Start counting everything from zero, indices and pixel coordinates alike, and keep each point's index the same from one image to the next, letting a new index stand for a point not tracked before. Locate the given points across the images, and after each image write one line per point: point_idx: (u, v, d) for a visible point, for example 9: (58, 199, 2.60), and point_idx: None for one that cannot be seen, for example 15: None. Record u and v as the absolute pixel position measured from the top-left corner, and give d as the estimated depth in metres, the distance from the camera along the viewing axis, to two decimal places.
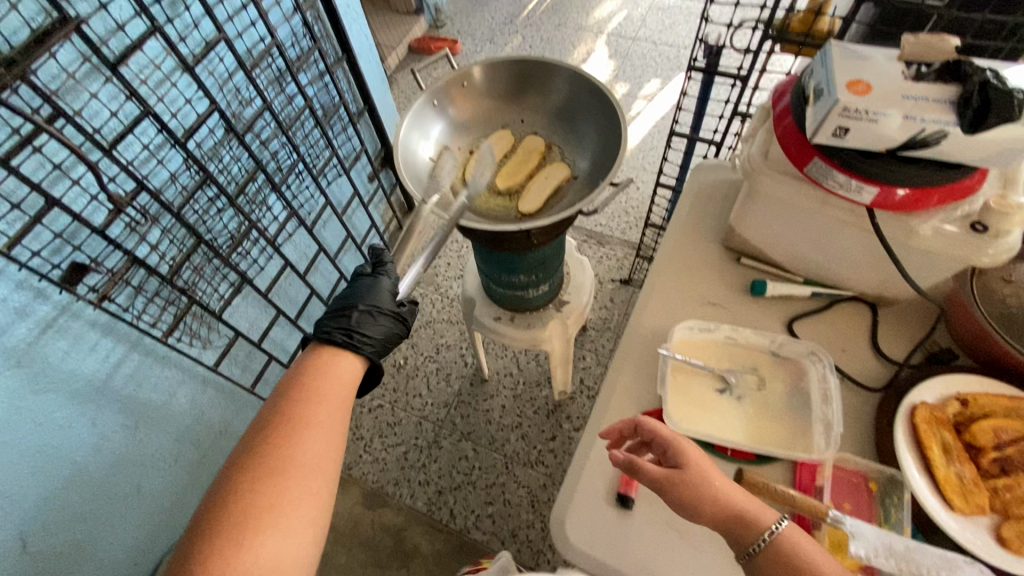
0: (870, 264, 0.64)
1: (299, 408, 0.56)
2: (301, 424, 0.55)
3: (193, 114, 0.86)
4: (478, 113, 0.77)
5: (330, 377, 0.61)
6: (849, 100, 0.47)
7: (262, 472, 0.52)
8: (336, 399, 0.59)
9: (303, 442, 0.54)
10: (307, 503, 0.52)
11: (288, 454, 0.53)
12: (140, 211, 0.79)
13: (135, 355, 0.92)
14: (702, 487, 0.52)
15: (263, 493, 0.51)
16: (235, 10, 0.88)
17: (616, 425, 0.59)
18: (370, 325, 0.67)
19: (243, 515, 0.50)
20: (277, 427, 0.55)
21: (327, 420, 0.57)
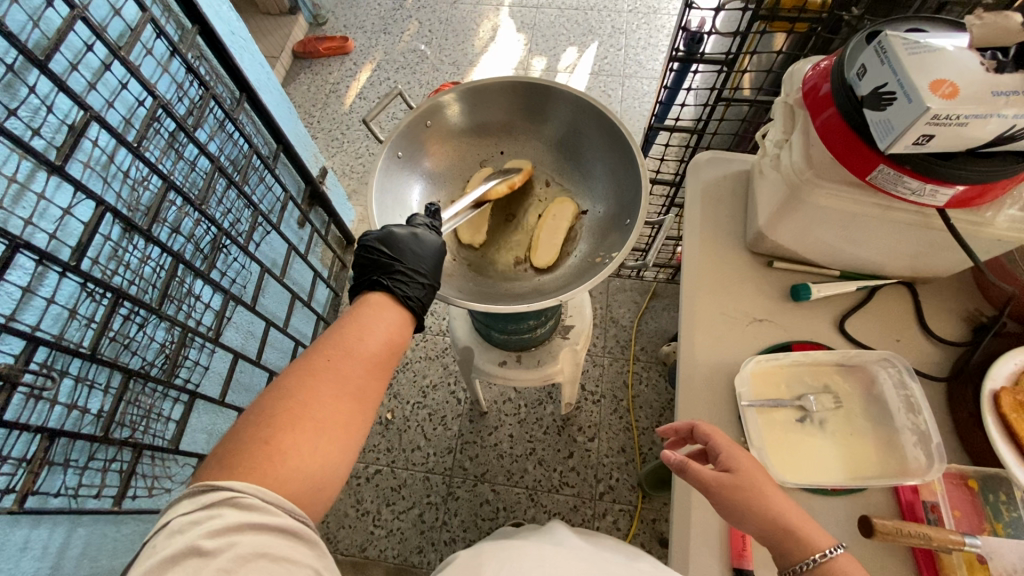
0: (915, 251, 0.61)
1: (345, 338, 0.49)
2: (348, 352, 0.48)
3: (77, 223, 0.65)
4: (451, 154, 0.64)
5: (381, 318, 0.53)
6: (940, 106, 0.41)
7: (294, 391, 0.45)
8: (386, 343, 0.51)
9: (343, 377, 0.47)
10: (338, 436, 0.46)
11: (325, 379, 0.47)
12: (40, 371, 0.59)
13: (82, 529, 0.70)
14: (753, 497, 0.48)
15: (293, 423, 0.44)
16: (95, 74, 0.67)
17: (673, 425, 0.57)
18: (417, 245, 0.54)
19: (268, 432, 0.43)
20: (321, 351, 0.48)
21: (374, 355, 0.50)
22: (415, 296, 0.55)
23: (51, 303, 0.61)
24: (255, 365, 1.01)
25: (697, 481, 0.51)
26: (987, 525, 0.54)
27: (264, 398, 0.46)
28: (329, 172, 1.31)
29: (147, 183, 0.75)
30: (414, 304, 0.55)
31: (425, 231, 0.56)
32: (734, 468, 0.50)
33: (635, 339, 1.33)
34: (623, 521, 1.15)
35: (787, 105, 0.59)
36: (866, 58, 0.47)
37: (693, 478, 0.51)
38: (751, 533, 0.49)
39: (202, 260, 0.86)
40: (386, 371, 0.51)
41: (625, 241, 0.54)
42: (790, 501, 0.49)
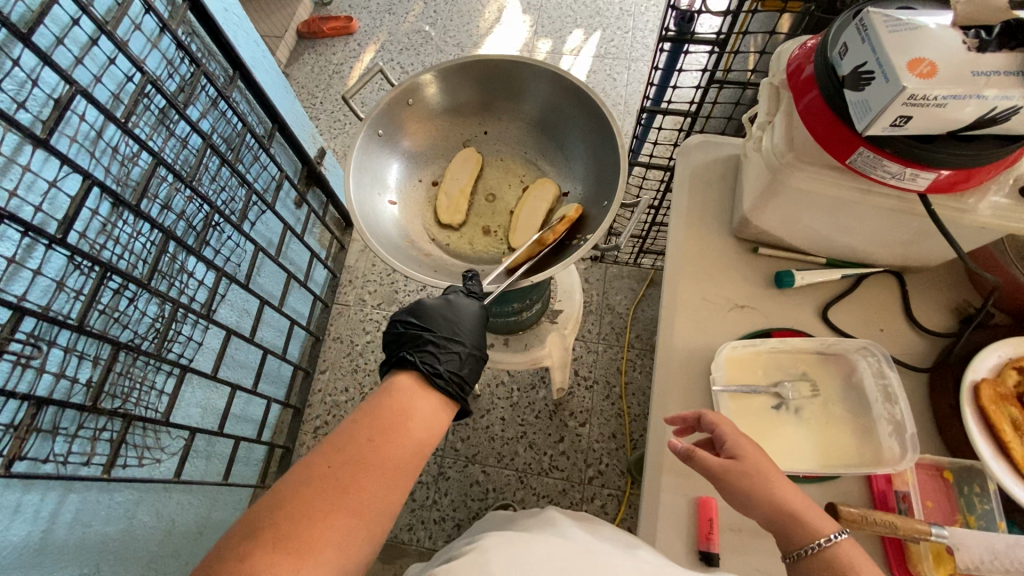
0: (901, 239, 0.60)
1: (372, 440, 0.46)
2: (378, 461, 0.45)
3: (65, 197, 0.66)
4: (432, 133, 0.64)
5: (420, 417, 0.50)
6: (917, 86, 0.40)
7: (310, 505, 0.42)
8: (418, 448, 0.48)
9: (365, 489, 0.44)
10: (353, 557, 0.42)
11: (346, 492, 0.43)
12: (28, 341, 0.61)
13: (74, 496, 0.72)
14: (758, 481, 0.48)
15: (305, 545, 0.40)
16: (83, 49, 0.67)
17: (681, 412, 0.54)
18: (461, 317, 0.57)
19: (279, 550, 0.39)
20: (348, 459, 0.45)
21: (403, 464, 0.47)
22: (443, 372, 0.54)
23: (38, 275, 0.63)
24: (249, 342, 1.03)
25: (700, 467, 0.50)
26: (960, 517, 0.54)
27: (280, 505, 0.42)
28: (326, 152, 1.31)
29: (137, 160, 0.75)
30: (448, 380, 0.54)
31: (457, 297, 0.58)
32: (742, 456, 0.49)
33: (630, 326, 1.33)
34: (612, 505, 1.16)
35: (772, 87, 0.57)
36: (847, 36, 0.45)
37: (698, 466, 0.50)
38: (756, 519, 0.48)
39: (194, 237, 0.88)
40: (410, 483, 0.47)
41: (602, 222, 0.54)
42: (794, 487, 0.48)
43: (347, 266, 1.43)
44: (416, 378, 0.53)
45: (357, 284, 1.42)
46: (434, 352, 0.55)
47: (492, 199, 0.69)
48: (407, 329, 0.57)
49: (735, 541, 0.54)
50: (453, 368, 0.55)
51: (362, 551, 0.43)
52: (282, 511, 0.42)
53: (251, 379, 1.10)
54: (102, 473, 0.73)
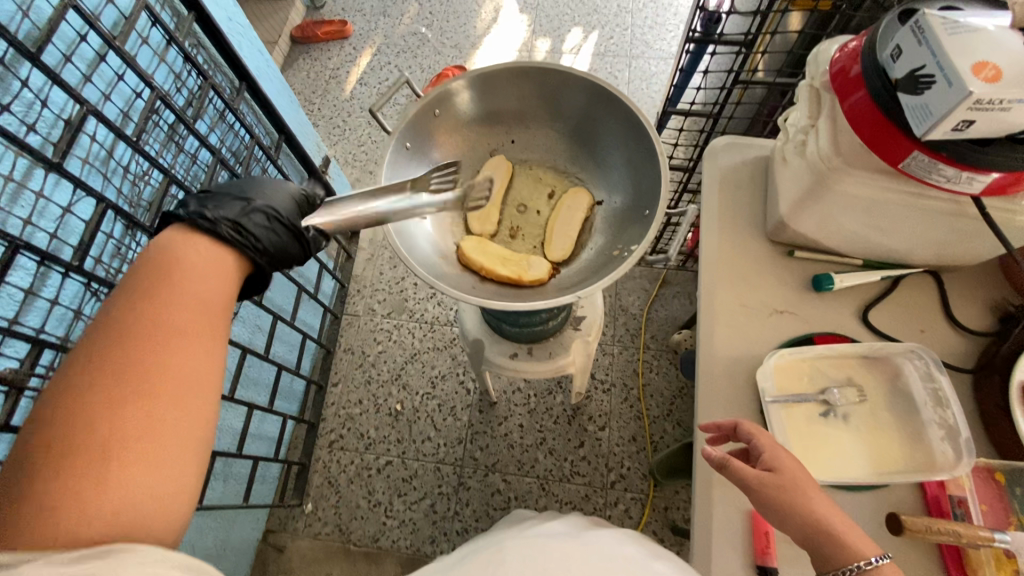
0: (945, 240, 0.59)
1: (136, 326, 0.42)
2: (139, 346, 0.41)
3: (78, 221, 0.63)
4: (462, 144, 0.62)
5: (190, 268, 0.47)
6: (983, 90, 0.39)
7: (96, 405, 0.38)
8: (202, 311, 0.45)
9: (164, 365, 0.41)
10: (174, 436, 0.40)
11: (126, 383, 0.39)
12: (48, 375, 0.59)
13: None
14: (797, 495, 0.47)
15: (107, 446, 0.37)
16: (90, 66, 0.64)
17: (716, 421, 0.55)
18: (272, 192, 0.62)
19: (76, 470, 0.36)
20: (102, 357, 0.40)
21: (184, 332, 0.43)
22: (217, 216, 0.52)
23: (54, 304, 0.60)
24: (263, 360, 1.01)
25: (736, 479, 0.49)
26: (1013, 520, 0.53)
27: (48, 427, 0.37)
28: (331, 161, 1.28)
29: (148, 178, 0.73)
30: (246, 235, 0.53)
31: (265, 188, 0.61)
32: (777, 467, 0.49)
33: (644, 327, 1.32)
34: (635, 510, 1.15)
35: (812, 88, 0.56)
36: (901, 39, 0.44)
37: (731, 475, 0.50)
38: (792, 535, 0.47)
39: None
40: (207, 341, 0.45)
41: (645, 233, 0.53)
42: (832, 505, 0.47)
43: (354, 276, 1.41)
44: (187, 226, 0.51)
45: (366, 292, 1.40)
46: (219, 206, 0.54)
47: (524, 207, 0.66)
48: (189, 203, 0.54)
49: (791, 553, 0.53)
50: (249, 225, 0.54)
51: (184, 420, 0.41)
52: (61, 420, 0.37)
53: (266, 396, 1.08)
54: None
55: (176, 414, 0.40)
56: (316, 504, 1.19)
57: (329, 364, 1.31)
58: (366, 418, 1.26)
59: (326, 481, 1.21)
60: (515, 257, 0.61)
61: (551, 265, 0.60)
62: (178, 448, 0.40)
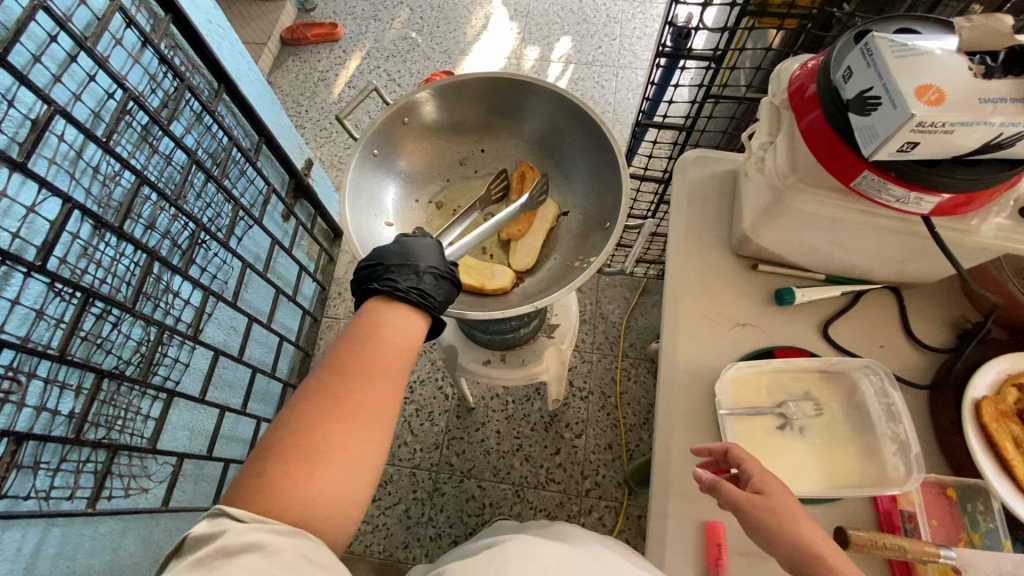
0: (903, 258, 0.60)
1: (351, 353, 0.44)
2: (351, 369, 0.44)
3: (44, 221, 0.63)
4: (429, 152, 0.63)
5: (388, 317, 0.48)
6: (926, 113, 0.40)
7: (315, 415, 0.42)
8: (402, 350, 0.47)
9: (367, 389, 0.43)
10: (364, 459, 0.42)
11: (342, 398, 0.42)
12: (6, 375, 0.58)
13: (56, 530, 0.71)
14: (788, 516, 0.47)
15: (313, 453, 0.40)
16: (61, 66, 0.65)
17: (708, 445, 0.54)
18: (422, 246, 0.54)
19: (288, 466, 0.40)
20: (324, 372, 0.44)
21: (388, 365, 0.45)
22: (404, 287, 0.49)
23: (16, 304, 0.60)
24: (237, 362, 1.00)
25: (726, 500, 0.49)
26: (963, 536, 0.54)
27: (280, 426, 0.42)
28: (314, 164, 1.28)
29: (119, 178, 0.73)
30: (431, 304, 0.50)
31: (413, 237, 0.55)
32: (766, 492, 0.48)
33: (624, 335, 1.32)
34: (609, 518, 1.15)
35: (773, 106, 0.57)
36: (851, 61, 0.45)
37: (729, 499, 0.49)
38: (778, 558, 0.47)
39: (180, 256, 0.85)
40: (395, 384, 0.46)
41: (604, 246, 0.53)
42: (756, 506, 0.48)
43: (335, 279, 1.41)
44: (382, 301, 0.49)
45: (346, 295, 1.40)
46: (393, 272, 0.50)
47: (532, 220, 0.63)
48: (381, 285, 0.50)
49: (742, 565, 0.53)
50: (428, 287, 0.50)
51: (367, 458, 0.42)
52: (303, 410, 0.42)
53: (240, 399, 1.08)
54: (87, 506, 0.70)
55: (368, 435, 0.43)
56: None
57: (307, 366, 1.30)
58: None
59: None
60: (479, 266, 0.61)
61: (513, 274, 0.61)
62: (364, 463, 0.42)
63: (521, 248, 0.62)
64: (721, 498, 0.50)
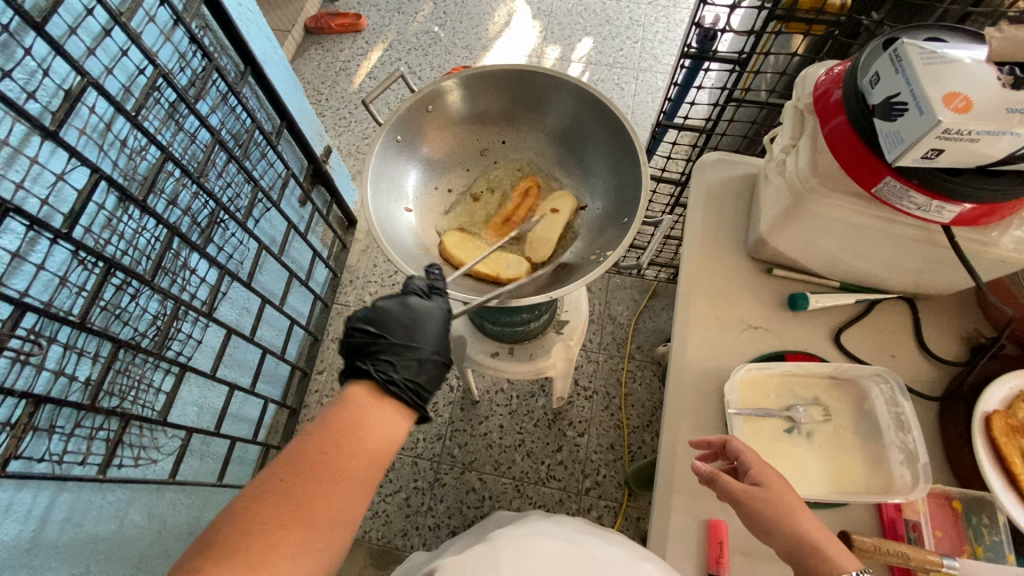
0: (921, 268, 0.59)
1: (320, 458, 0.45)
2: (317, 475, 0.44)
3: (71, 189, 0.65)
4: (451, 140, 0.63)
5: (371, 416, 0.49)
6: (952, 120, 0.40)
7: (266, 520, 0.42)
8: (373, 457, 0.47)
9: (329, 494, 0.44)
10: (309, 571, 0.43)
11: (304, 497, 0.43)
12: (27, 337, 0.59)
13: (66, 495, 0.73)
14: (786, 509, 0.47)
15: (255, 562, 0.41)
16: (95, 39, 0.66)
17: (706, 438, 0.54)
18: (411, 318, 0.56)
19: (237, 554, 0.41)
20: (290, 470, 0.44)
21: (356, 474, 0.45)
22: (399, 379, 0.52)
23: (41, 269, 0.61)
24: (248, 341, 1.01)
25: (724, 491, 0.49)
26: (968, 547, 0.54)
27: (235, 513, 0.43)
28: (332, 151, 1.30)
29: (145, 153, 0.74)
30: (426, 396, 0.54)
31: (417, 300, 0.56)
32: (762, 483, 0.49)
33: (631, 337, 1.32)
34: (608, 517, 1.15)
35: (797, 109, 0.57)
36: (880, 66, 0.45)
37: (724, 490, 0.49)
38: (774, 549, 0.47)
39: (199, 234, 0.86)
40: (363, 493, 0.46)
41: (620, 240, 0.54)
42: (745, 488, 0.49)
43: (347, 266, 1.43)
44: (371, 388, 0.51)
45: (358, 283, 1.41)
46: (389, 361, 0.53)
47: (506, 227, 0.65)
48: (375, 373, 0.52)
49: (744, 565, 0.53)
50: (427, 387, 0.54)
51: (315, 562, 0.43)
52: (263, 496, 0.43)
53: (249, 378, 1.10)
54: (97, 473, 0.72)
55: (321, 541, 0.44)
56: None
57: (315, 351, 1.31)
58: None
59: None
60: (495, 255, 0.62)
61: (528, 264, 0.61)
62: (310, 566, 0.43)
63: (536, 237, 0.62)
64: (719, 489, 0.50)
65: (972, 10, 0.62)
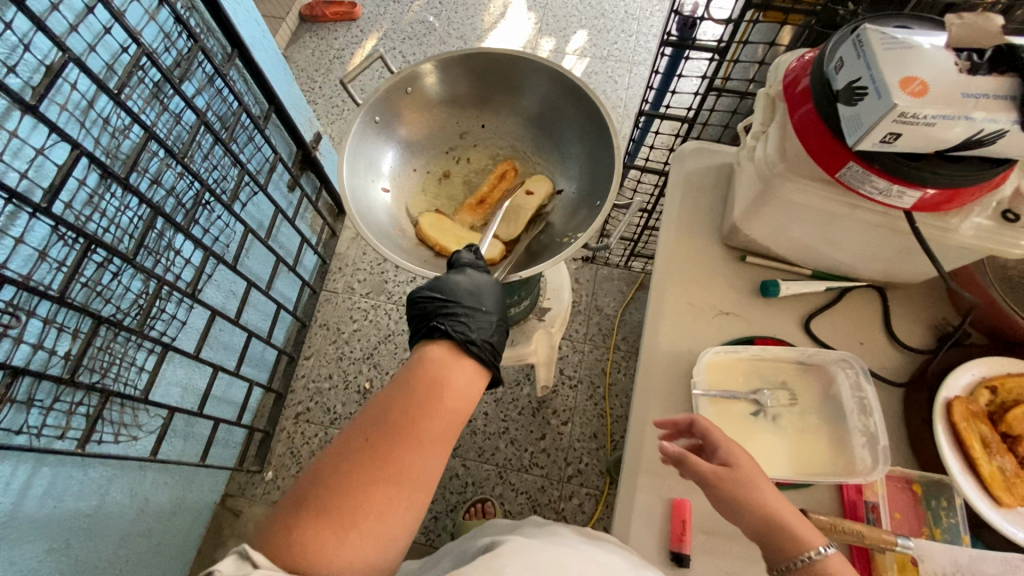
0: (888, 257, 0.60)
1: (405, 415, 0.46)
2: (400, 437, 0.45)
3: (52, 165, 0.65)
4: (429, 122, 0.64)
5: (453, 373, 0.51)
6: (907, 104, 0.41)
7: (357, 481, 0.43)
8: (455, 414, 0.49)
9: (419, 446, 0.46)
10: (398, 529, 0.44)
11: (397, 448, 0.45)
12: (5, 309, 0.60)
13: (46, 469, 0.74)
14: (751, 493, 0.47)
15: (347, 518, 0.42)
16: (78, 16, 0.66)
17: (673, 417, 0.54)
18: (471, 284, 0.57)
19: (333, 503, 0.42)
20: (373, 435, 0.46)
21: (435, 436, 0.47)
22: (476, 339, 0.54)
23: (19, 243, 0.61)
24: (233, 324, 1.02)
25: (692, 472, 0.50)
26: (926, 530, 0.55)
27: (332, 463, 0.45)
28: (322, 138, 1.30)
29: (128, 132, 0.74)
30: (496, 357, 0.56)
31: (474, 270, 0.59)
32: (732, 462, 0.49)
33: (617, 328, 1.33)
34: (589, 505, 1.16)
35: (769, 97, 0.58)
36: (843, 52, 0.46)
37: (696, 473, 0.49)
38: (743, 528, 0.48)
39: (183, 215, 0.87)
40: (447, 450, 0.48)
41: (592, 222, 0.54)
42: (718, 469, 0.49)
43: (336, 253, 1.43)
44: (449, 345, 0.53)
45: (347, 270, 1.42)
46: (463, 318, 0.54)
47: (479, 209, 0.66)
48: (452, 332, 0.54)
49: (706, 543, 0.54)
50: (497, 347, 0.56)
51: (405, 515, 0.44)
52: (357, 446, 0.45)
53: (235, 361, 1.11)
54: (77, 448, 0.72)
55: (411, 494, 0.45)
56: (277, 473, 1.20)
57: (302, 336, 1.32)
58: (335, 393, 1.28)
59: (289, 451, 1.22)
60: (470, 238, 0.63)
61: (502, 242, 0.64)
62: (402, 517, 0.44)
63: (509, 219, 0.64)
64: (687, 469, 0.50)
65: (946, 3, 0.63)
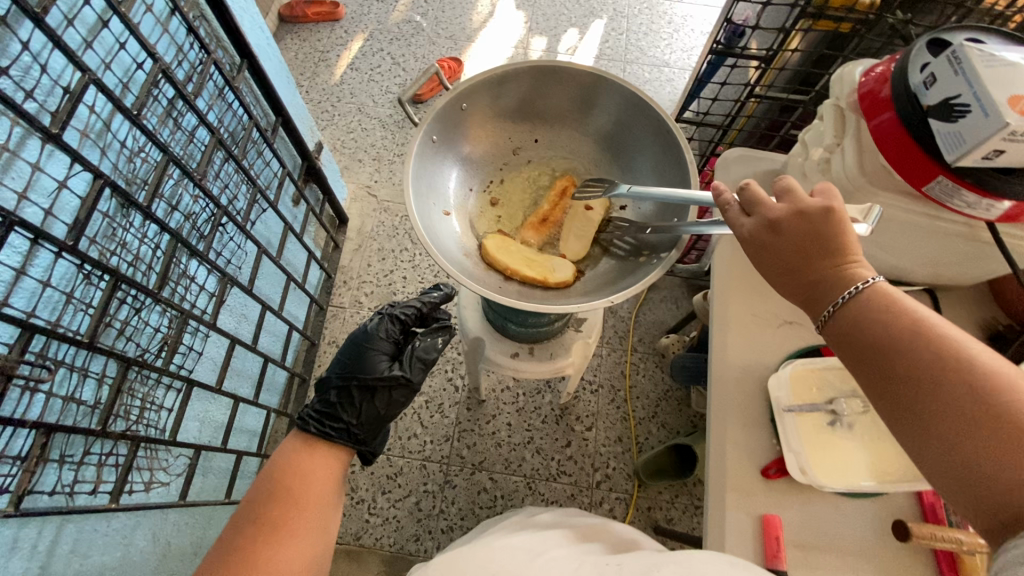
0: (950, 262, 0.61)
1: (275, 512, 0.65)
2: (274, 529, 0.64)
3: (73, 198, 0.60)
4: (488, 139, 0.62)
5: (314, 458, 0.75)
6: (1018, 122, 0.41)
7: None
8: (328, 476, 0.74)
9: (281, 542, 0.63)
10: None
11: (262, 549, 0.62)
12: (36, 362, 0.55)
13: (71, 527, 0.66)
14: (838, 230, 0.43)
15: None
16: (92, 31, 0.60)
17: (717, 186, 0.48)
18: (374, 366, 0.82)
19: None
20: (253, 528, 0.64)
21: (301, 525, 0.66)
22: (345, 420, 0.79)
23: (43, 285, 0.55)
24: (251, 351, 0.97)
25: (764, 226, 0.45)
26: None
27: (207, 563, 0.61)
28: (324, 148, 1.24)
29: (145, 154, 0.69)
30: (358, 430, 0.79)
31: (373, 354, 0.83)
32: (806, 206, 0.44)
33: (633, 330, 1.33)
34: (619, 509, 1.16)
35: (838, 109, 0.59)
36: (935, 68, 0.46)
37: (765, 233, 0.44)
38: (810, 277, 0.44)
39: (200, 240, 0.81)
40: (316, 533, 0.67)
41: (674, 244, 0.52)
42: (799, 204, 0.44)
43: (340, 266, 1.38)
44: (314, 435, 0.76)
45: (353, 284, 1.37)
46: (341, 408, 0.79)
47: (542, 227, 0.65)
48: (318, 427, 0.77)
49: (800, 558, 0.55)
50: (371, 412, 0.80)
51: None
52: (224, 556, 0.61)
53: (252, 388, 1.05)
54: (111, 502, 0.67)
55: None
56: None
57: (313, 356, 1.26)
58: None
59: None
60: (539, 259, 0.61)
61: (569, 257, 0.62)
62: None
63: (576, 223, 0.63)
64: (757, 233, 0.45)
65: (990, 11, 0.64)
